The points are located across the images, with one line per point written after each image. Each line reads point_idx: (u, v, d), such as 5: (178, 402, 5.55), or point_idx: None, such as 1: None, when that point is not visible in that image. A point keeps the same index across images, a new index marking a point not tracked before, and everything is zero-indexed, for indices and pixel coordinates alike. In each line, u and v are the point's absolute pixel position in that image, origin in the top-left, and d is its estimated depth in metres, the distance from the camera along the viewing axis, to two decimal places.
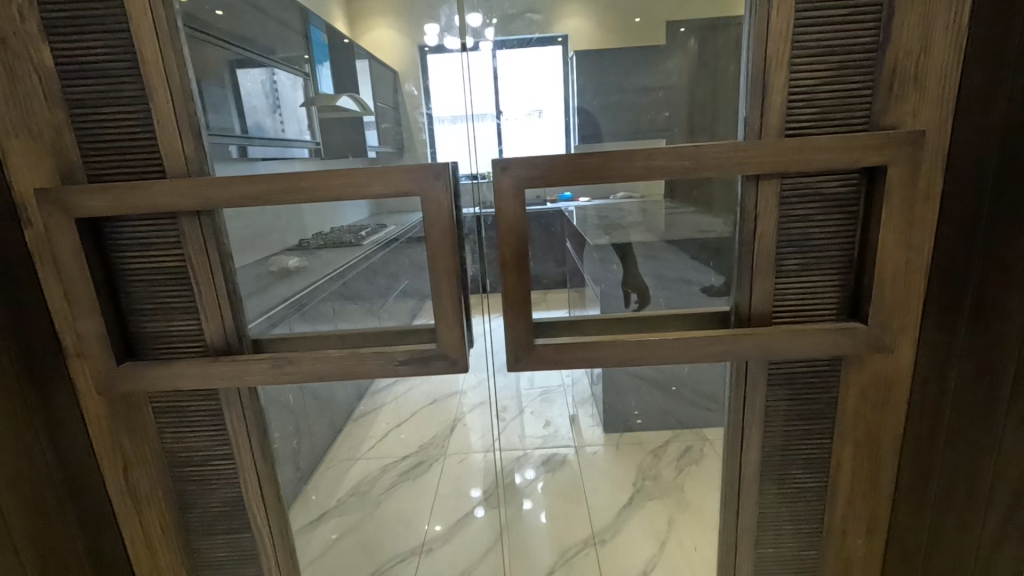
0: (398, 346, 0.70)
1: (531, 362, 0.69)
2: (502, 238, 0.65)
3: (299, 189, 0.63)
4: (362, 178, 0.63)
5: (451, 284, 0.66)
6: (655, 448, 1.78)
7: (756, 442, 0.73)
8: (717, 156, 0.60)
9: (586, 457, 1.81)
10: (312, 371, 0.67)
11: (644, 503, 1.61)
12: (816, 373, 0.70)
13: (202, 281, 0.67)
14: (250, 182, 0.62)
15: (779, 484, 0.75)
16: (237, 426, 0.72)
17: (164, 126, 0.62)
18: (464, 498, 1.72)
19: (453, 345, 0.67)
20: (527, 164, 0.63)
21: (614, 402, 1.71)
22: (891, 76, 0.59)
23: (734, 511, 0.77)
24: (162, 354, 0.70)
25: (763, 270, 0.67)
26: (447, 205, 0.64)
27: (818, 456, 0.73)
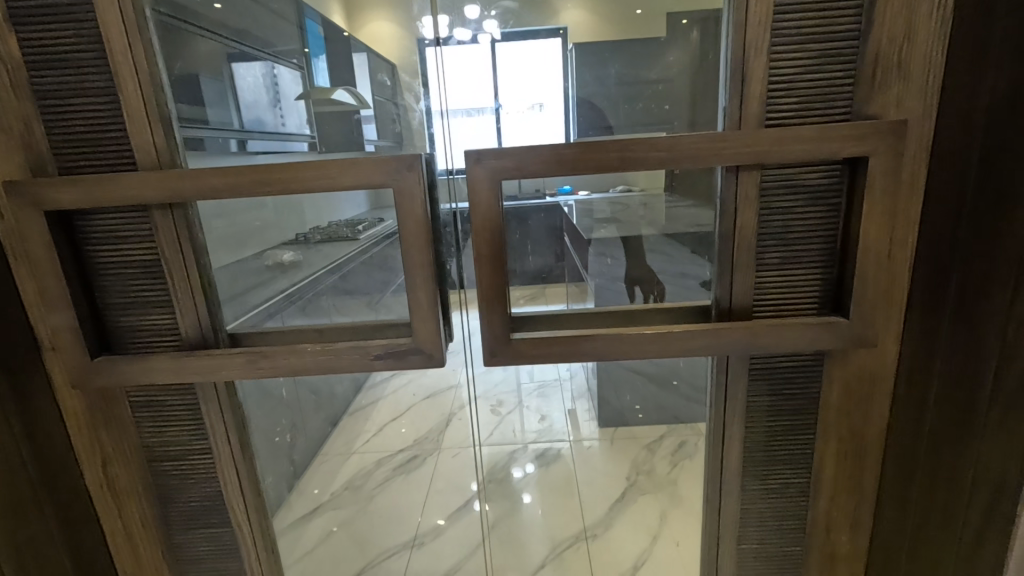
0: (375, 339, 0.70)
1: (509, 356, 0.68)
2: (476, 232, 0.65)
3: (271, 180, 0.62)
4: (335, 170, 0.62)
5: (425, 279, 0.66)
6: (649, 442, 1.74)
7: (737, 439, 0.72)
8: (696, 147, 0.59)
9: (581, 451, 1.81)
10: (288, 365, 0.66)
11: (637, 497, 1.62)
12: (798, 368, 0.69)
13: (176, 275, 0.67)
14: (221, 174, 0.62)
15: (761, 481, 0.74)
16: (214, 420, 0.72)
17: (134, 118, 0.61)
18: (458, 492, 1.72)
19: (429, 339, 0.67)
20: (501, 156, 0.62)
21: (610, 397, 1.68)
22: (873, 64, 0.58)
23: (716, 507, 0.77)
24: (138, 349, 0.70)
25: (743, 263, 0.66)
26: (420, 197, 0.64)
27: (802, 452, 0.72)
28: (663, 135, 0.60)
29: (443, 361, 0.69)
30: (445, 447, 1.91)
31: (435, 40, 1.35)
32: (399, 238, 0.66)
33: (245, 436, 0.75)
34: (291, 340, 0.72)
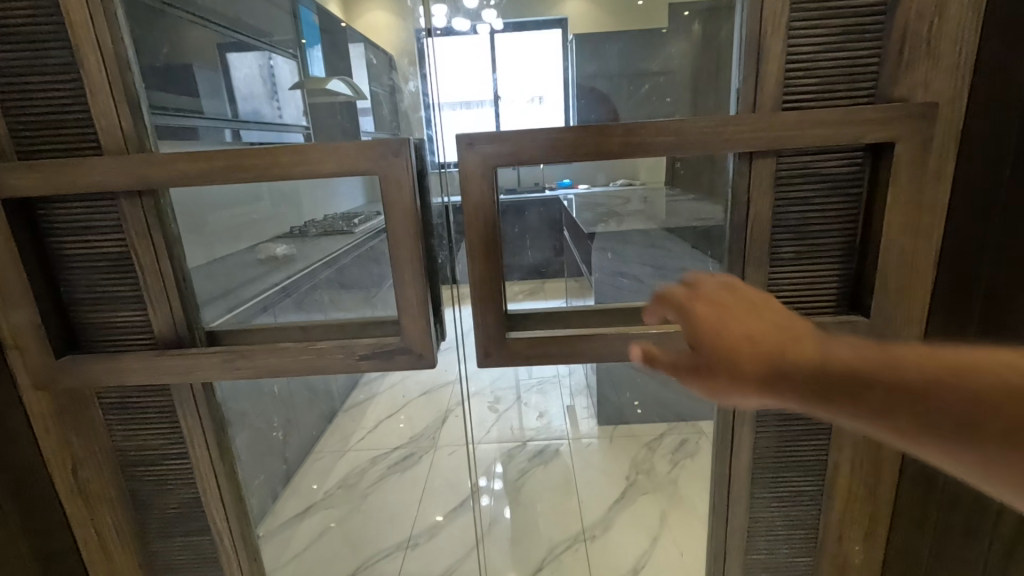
0: (362, 337, 0.66)
1: (503, 356, 0.66)
2: (468, 222, 0.61)
3: (248, 166, 0.58)
4: (315, 157, 0.58)
5: (415, 276, 0.62)
6: (649, 441, 1.76)
7: (746, 443, 0.69)
8: (703, 132, 0.55)
9: (579, 450, 1.78)
10: (267, 364, 0.62)
11: (638, 496, 1.58)
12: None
13: (147, 269, 0.62)
14: (192, 160, 0.57)
15: (772, 486, 0.70)
16: (190, 423, 0.68)
17: (98, 98, 0.57)
18: (454, 488, 1.69)
19: (418, 337, 0.63)
20: (495, 140, 0.58)
21: (611, 394, 1.65)
22: (899, 42, 0.53)
23: (723, 516, 0.73)
24: (107, 347, 0.65)
25: (756, 258, 0.61)
26: (409, 184, 0.60)
27: (813, 458, 0.69)
28: (668, 119, 0.56)
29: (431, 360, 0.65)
30: (442, 445, 1.87)
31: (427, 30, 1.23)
32: (388, 230, 0.63)
33: (225, 439, 0.71)
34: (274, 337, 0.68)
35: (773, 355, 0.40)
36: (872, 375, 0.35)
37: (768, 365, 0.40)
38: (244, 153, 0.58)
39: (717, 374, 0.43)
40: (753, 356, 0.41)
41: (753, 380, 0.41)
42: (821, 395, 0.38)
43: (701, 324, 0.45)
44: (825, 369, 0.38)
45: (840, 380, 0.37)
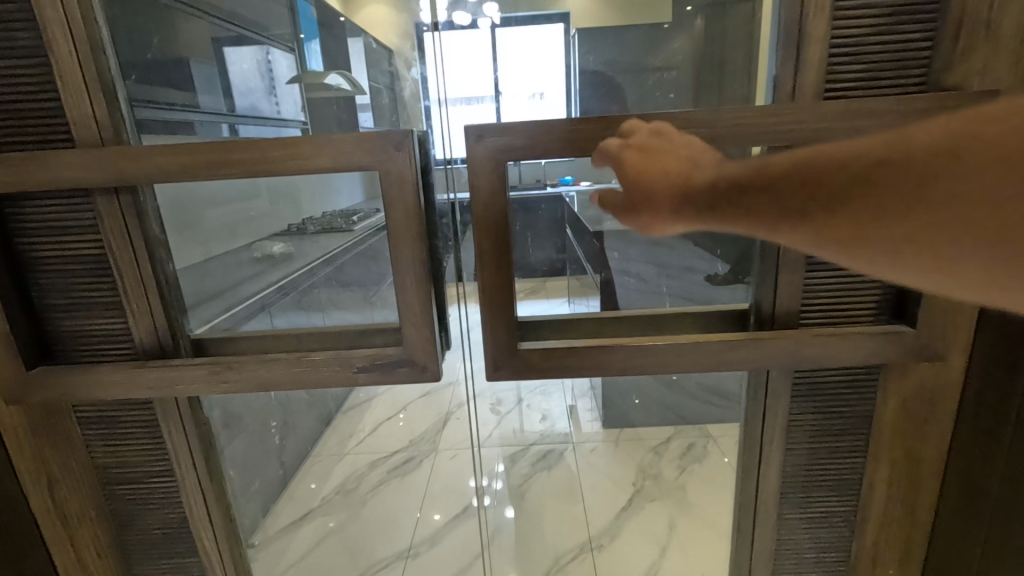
0: (357, 349, 0.61)
1: (516, 368, 0.63)
2: (476, 221, 0.59)
3: (233, 160, 0.53)
4: (307, 151, 0.54)
5: (417, 281, 0.58)
6: (656, 445, 1.70)
7: (774, 459, 0.65)
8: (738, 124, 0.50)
9: (582, 455, 1.72)
10: (257, 377, 0.58)
11: (645, 503, 1.54)
12: (849, 381, 0.62)
13: (126, 274, 0.57)
14: (173, 153, 0.52)
15: (801, 504, 0.67)
16: (176, 440, 0.63)
17: (70, 87, 0.53)
18: (455, 494, 1.64)
19: (421, 350, 0.59)
20: (506, 131, 0.57)
21: (617, 398, 1.56)
22: (958, 21, 0.48)
23: (749, 538, 0.69)
24: (85, 357, 0.60)
25: (787, 263, 0.62)
26: (412, 177, 0.55)
27: (847, 477, 0.65)
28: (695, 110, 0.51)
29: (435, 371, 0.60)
30: (442, 448, 1.81)
31: (430, 25, 1.16)
32: (388, 230, 0.58)
33: (213, 457, 0.66)
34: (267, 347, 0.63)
35: (682, 181, 0.45)
36: (759, 177, 0.38)
37: (679, 189, 0.44)
38: (230, 147, 0.53)
39: (638, 207, 0.48)
40: (663, 185, 0.46)
41: (656, 216, 0.47)
42: (722, 209, 0.42)
43: (625, 167, 0.49)
44: (721, 185, 0.41)
45: (738, 187, 0.40)
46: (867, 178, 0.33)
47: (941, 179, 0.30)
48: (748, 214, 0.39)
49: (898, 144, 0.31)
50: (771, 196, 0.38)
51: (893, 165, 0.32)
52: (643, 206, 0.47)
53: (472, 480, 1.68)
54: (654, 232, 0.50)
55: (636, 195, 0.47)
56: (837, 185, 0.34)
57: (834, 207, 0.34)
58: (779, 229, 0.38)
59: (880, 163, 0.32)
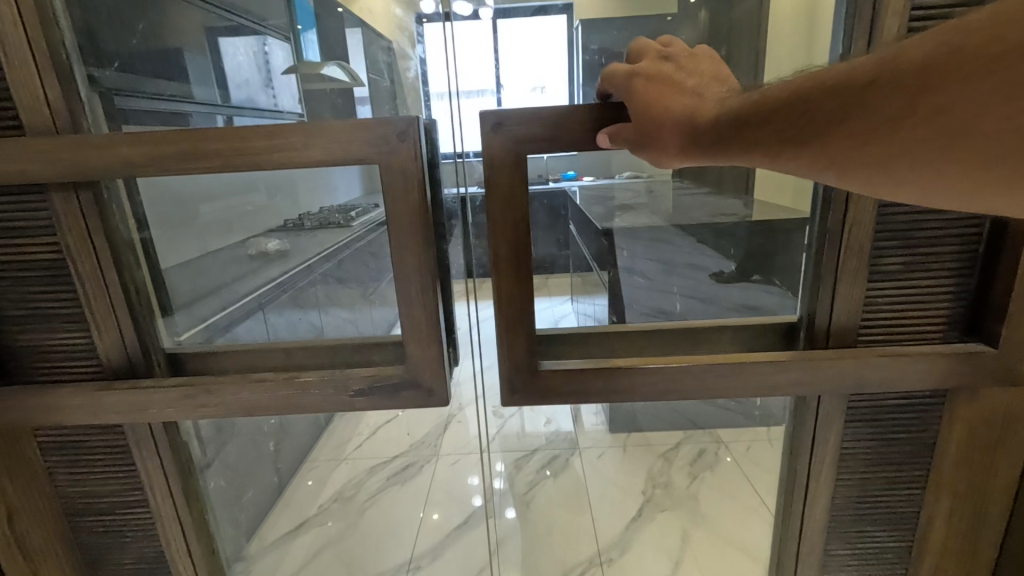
0: (356, 369, 0.69)
1: (540, 387, 0.81)
2: (500, 228, 0.78)
3: (208, 148, 0.60)
4: (297, 142, 0.60)
5: (423, 298, 0.64)
6: (665, 452, 1.62)
7: (826, 467, 0.81)
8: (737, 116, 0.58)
9: (588, 461, 1.65)
10: (241, 402, 0.66)
11: (655, 514, 1.50)
12: (911, 403, 0.77)
13: (90, 289, 0.68)
14: (199, 140, 0.60)
15: (856, 504, 0.82)
16: (143, 463, 0.72)
17: (20, 73, 0.64)
18: (458, 502, 1.59)
19: (426, 371, 0.66)
20: (522, 123, 0.73)
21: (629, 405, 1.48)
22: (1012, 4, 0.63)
23: (804, 533, 0.85)
24: (47, 357, 0.71)
25: (849, 288, 0.76)
26: (412, 166, 0.61)
27: (910, 488, 0.81)
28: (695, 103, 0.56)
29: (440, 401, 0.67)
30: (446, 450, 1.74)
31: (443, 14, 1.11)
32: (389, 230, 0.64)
33: (182, 474, 0.75)
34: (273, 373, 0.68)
35: (692, 121, 0.62)
36: (764, 111, 0.55)
37: (687, 123, 0.62)
38: (246, 133, 0.60)
39: (654, 139, 0.65)
40: (673, 122, 0.63)
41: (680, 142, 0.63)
42: (729, 140, 0.59)
43: (636, 92, 0.66)
44: (725, 119, 0.59)
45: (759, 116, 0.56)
46: (852, 108, 0.48)
47: (903, 104, 0.46)
48: (755, 142, 0.56)
49: (879, 76, 0.46)
50: (778, 124, 0.54)
51: (870, 96, 0.47)
52: (661, 141, 0.64)
53: (476, 479, 1.66)
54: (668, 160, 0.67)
55: (650, 129, 0.65)
56: (830, 116, 0.50)
57: (827, 134, 0.51)
58: (773, 150, 0.56)
59: (864, 92, 0.47)
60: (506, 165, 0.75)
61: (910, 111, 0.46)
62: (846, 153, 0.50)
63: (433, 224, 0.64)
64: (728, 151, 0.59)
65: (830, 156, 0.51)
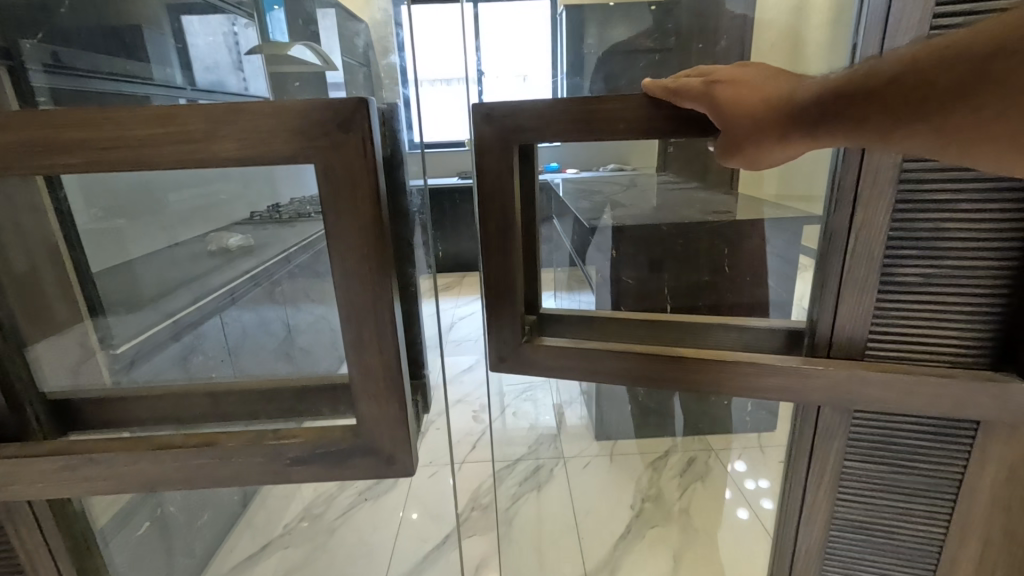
0: (287, 434, 0.71)
1: (513, 362, 0.84)
2: (488, 212, 0.75)
3: (68, 142, 0.57)
4: (198, 134, 0.56)
5: (376, 339, 0.64)
6: (654, 458, 1.52)
7: (827, 476, 0.84)
8: (830, 106, 0.61)
9: (575, 472, 1.49)
10: (143, 460, 0.69)
11: (646, 531, 1.48)
12: (936, 433, 0.77)
13: None
14: (75, 129, 0.57)
15: (857, 515, 0.86)
16: (19, 526, 0.84)
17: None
18: (434, 528, 1.51)
19: (374, 421, 0.67)
20: (507, 113, 0.72)
21: (615, 403, 1.27)
22: None
23: (795, 537, 0.91)
24: None
25: (849, 298, 0.74)
26: (358, 158, 0.57)
27: (920, 510, 0.83)
28: (743, 122, 0.66)
29: (401, 468, 0.70)
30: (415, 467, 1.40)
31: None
32: (331, 235, 0.60)
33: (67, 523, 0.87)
34: (197, 437, 0.71)
35: (789, 106, 0.65)
36: (871, 89, 0.57)
37: (780, 116, 0.65)
38: (126, 127, 0.56)
39: (753, 132, 0.66)
40: (768, 116, 0.66)
41: (775, 137, 0.66)
42: (839, 118, 0.61)
43: (723, 97, 0.67)
44: (825, 103, 0.61)
45: (857, 98, 0.58)
46: (971, 82, 0.51)
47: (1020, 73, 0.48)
48: (863, 119, 0.59)
49: (991, 49, 0.49)
50: (886, 100, 0.56)
51: (981, 70, 0.50)
52: (763, 134, 0.66)
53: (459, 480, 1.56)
54: (765, 156, 0.69)
55: (752, 126, 0.66)
56: (945, 91, 0.52)
57: (943, 109, 0.53)
58: (880, 132, 0.58)
59: (977, 64, 0.50)
60: (494, 153, 0.73)
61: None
62: (961, 129, 0.53)
63: (382, 240, 0.61)
64: (830, 134, 0.62)
65: (949, 126, 0.54)
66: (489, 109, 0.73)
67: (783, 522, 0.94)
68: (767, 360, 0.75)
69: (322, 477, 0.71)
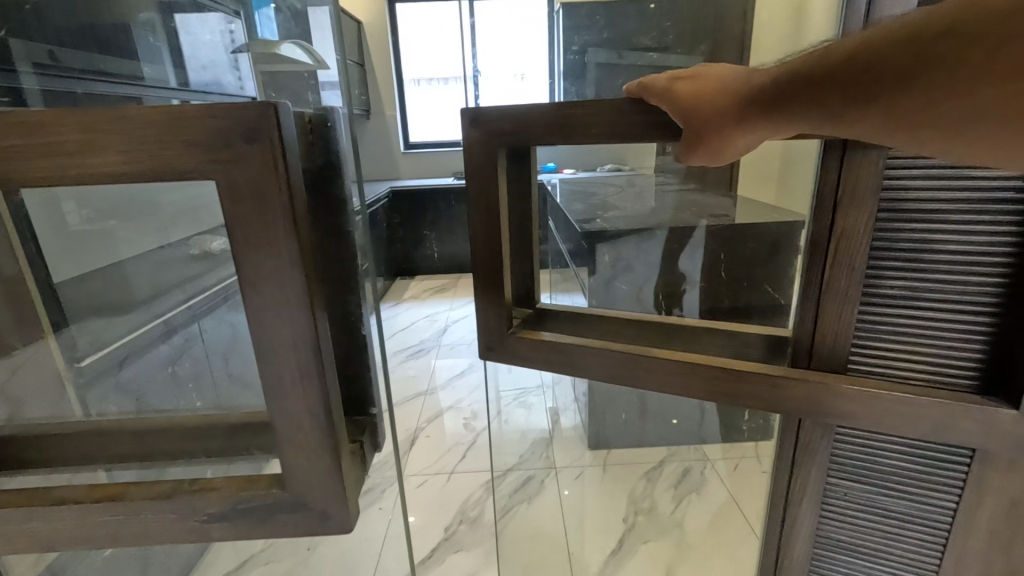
0: (207, 484, 0.66)
1: (502, 350, 0.83)
2: (477, 212, 0.77)
3: None
4: (72, 146, 0.51)
5: (299, 364, 0.59)
6: (648, 471, 1.46)
7: (809, 494, 0.80)
8: (784, 91, 0.57)
9: (565, 483, 1.48)
10: (46, 515, 0.64)
11: (639, 547, 1.42)
12: (926, 457, 0.71)
13: None
14: None
15: (841, 535, 0.81)
16: None
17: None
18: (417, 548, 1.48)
19: (299, 459, 0.63)
20: (497, 115, 0.73)
21: (607, 412, 1.25)
22: None
23: (776, 551, 0.87)
24: None
25: (828, 308, 0.68)
26: (267, 167, 0.52)
27: (909, 536, 0.77)
28: (705, 110, 0.62)
29: (335, 524, 0.66)
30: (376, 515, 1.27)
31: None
32: (241, 254, 0.55)
33: None
34: (104, 491, 0.66)
35: (748, 92, 0.60)
36: (820, 74, 0.53)
37: (739, 105, 0.61)
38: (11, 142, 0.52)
39: (711, 120, 0.62)
40: (728, 104, 0.62)
41: (733, 125, 0.61)
42: (789, 102, 0.56)
43: (682, 88, 0.63)
44: (781, 85, 0.57)
45: (810, 82, 0.54)
46: (916, 65, 0.46)
47: (964, 56, 0.43)
48: (815, 103, 0.54)
49: (935, 31, 0.44)
50: (835, 82, 0.52)
51: (927, 52, 0.45)
52: (714, 124, 0.62)
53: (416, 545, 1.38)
54: (727, 147, 0.63)
55: (710, 113, 0.62)
56: (891, 71, 0.47)
57: (887, 93, 0.48)
58: (831, 116, 0.53)
59: (921, 50, 0.45)
60: (482, 158, 0.74)
61: (971, 60, 0.43)
62: (907, 115, 0.48)
63: (299, 255, 0.56)
64: (782, 119, 0.58)
65: (893, 111, 0.49)
66: (480, 112, 0.73)
67: (766, 538, 0.89)
68: (739, 366, 0.70)
69: (246, 534, 0.67)
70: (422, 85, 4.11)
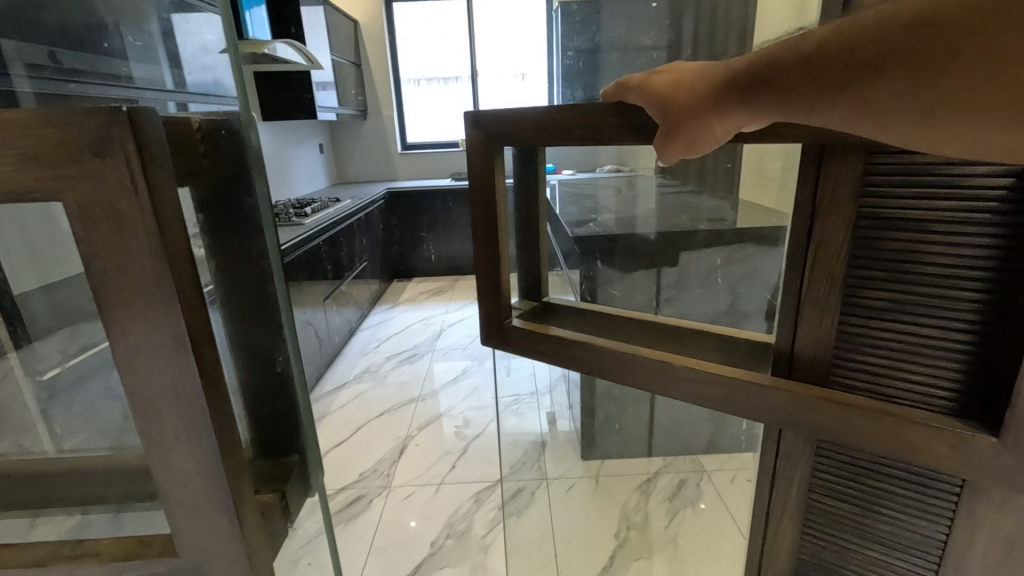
0: (99, 551, 0.61)
1: (502, 339, 0.80)
2: (477, 210, 0.74)
3: None
4: None
5: (180, 404, 0.51)
6: (642, 483, 1.38)
7: (789, 508, 0.76)
8: (755, 78, 0.51)
9: (557, 493, 1.45)
10: None
11: (630, 564, 1.37)
12: (912, 479, 0.65)
13: None
14: None
15: (825, 556, 0.76)
16: None
17: None
18: (400, 562, 1.45)
19: (184, 517, 0.56)
20: (493, 115, 0.69)
21: (601, 420, 1.21)
22: None
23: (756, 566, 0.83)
24: None
25: (810, 315, 0.64)
26: (121, 181, 0.44)
27: (897, 564, 0.71)
28: (683, 101, 0.56)
29: None
30: None
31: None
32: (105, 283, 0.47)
33: None
34: None
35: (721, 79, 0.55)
36: (787, 64, 0.48)
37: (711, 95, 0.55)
38: None
39: (685, 111, 0.56)
40: (702, 92, 0.56)
41: (710, 116, 0.56)
42: (762, 90, 0.51)
43: (656, 82, 0.58)
44: (751, 73, 0.51)
45: (781, 70, 0.49)
46: (889, 53, 0.41)
47: (943, 43, 0.39)
48: (787, 92, 0.49)
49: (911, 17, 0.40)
50: (806, 71, 0.47)
51: (901, 39, 0.40)
52: (691, 115, 0.56)
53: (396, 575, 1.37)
54: (706, 140, 0.57)
55: (684, 104, 0.56)
56: (864, 58, 0.43)
57: (860, 83, 0.43)
58: (803, 108, 0.48)
59: (892, 38, 0.41)
60: (478, 154, 0.71)
61: (951, 47, 0.38)
62: (882, 106, 0.43)
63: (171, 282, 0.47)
64: (755, 111, 0.52)
65: (868, 103, 0.44)
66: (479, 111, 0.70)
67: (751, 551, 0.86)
68: (712, 368, 0.65)
69: None
70: (423, 85, 4.08)
